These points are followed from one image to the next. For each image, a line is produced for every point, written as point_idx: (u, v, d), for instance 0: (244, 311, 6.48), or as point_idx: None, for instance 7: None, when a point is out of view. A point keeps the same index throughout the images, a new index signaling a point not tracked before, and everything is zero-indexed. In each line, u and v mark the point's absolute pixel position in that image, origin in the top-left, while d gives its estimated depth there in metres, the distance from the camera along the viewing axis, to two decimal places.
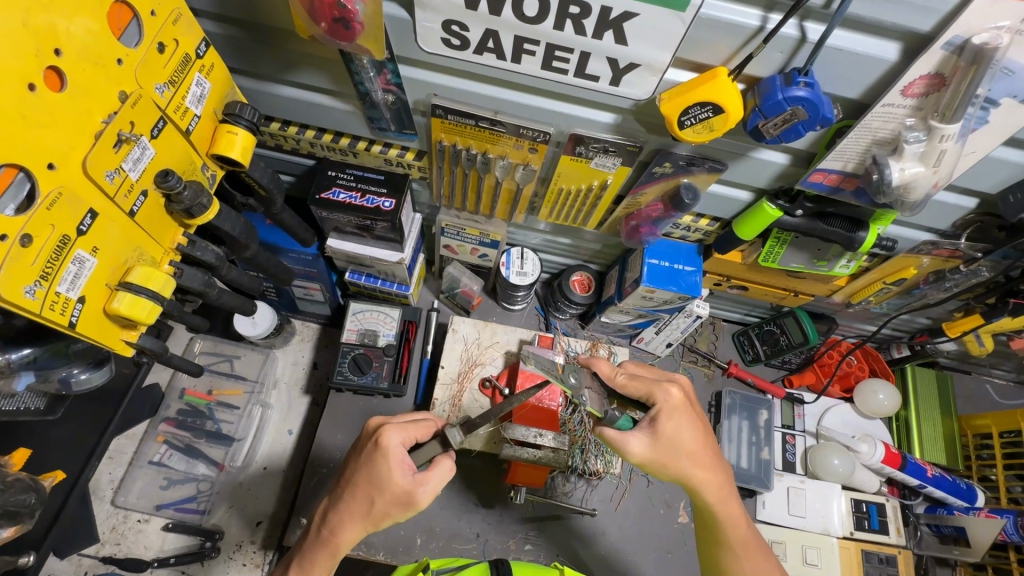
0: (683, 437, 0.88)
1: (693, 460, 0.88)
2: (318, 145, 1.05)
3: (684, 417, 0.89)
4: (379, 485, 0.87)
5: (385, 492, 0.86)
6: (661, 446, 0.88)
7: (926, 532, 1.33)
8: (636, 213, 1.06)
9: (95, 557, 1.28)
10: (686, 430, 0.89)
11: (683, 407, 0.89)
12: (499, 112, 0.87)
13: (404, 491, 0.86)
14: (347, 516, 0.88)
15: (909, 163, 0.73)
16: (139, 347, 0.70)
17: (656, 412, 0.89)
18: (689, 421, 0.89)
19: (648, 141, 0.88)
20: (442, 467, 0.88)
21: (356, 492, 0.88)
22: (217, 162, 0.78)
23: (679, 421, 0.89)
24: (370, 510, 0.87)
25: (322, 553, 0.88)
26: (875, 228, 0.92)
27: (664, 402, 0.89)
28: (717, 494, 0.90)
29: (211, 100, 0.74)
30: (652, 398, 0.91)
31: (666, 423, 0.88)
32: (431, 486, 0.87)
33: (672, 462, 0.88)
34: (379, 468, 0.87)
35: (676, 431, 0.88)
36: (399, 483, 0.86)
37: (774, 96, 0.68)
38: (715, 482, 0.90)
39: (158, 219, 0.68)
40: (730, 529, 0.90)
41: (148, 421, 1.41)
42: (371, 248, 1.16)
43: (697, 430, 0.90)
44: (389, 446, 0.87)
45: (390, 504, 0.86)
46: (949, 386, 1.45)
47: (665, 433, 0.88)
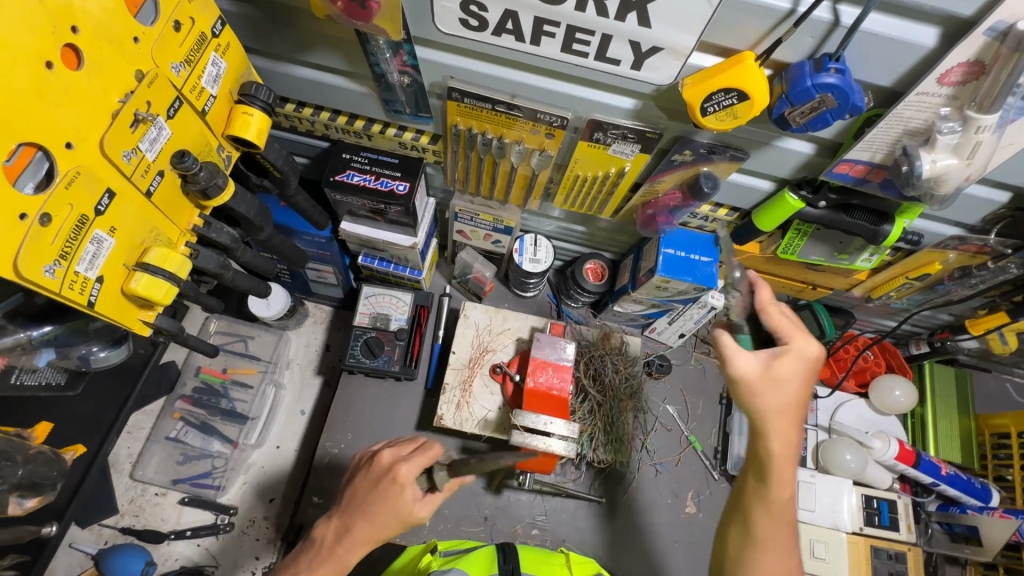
0: (788, 391, 0.79)
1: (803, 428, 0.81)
2: (333, 127, 1.04)
3: (807, 371, 0.80)
4: (396, 513, 0.88)
5: (396, 518, 0.89)
6: (765, 377, 0.79)
7: (937, 529, 1.32)
8: (653, 201, 1.04)
9: (115, 527, 1.32)
10: (797, 382, 0.80)
11: (795, 356, 0.80)
12: (517, 96, 0.85)
13: (410, 516, 0.89)
14: (358, 540, 0.89)
15: (940, 155, 0.70)
16: (156, 328, 0.70)
17: (784, 351, 0.80)
18: (808, 380, 0.80)
19: (669, 128, 0.85)
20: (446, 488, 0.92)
21: (365, 517, 0.89)
22: (233, 143, 0.77)
23: (797, 367, 0.79)
24: (376, 533, 0.89)
25: (328, 567, 0.88)
26: (900, 221, 0.89)
27: (796, 346, 0.80)
28: (778, 467, 0.81)
29: (227, 80, 0.73)
30: (789, 338, 0.81)
31: (773, 361, 0.80)
32: (431, 504, 0.91)
33: (768, 404, 0.79)
34: (393, 500, 0.89)
35: (793, 378, 0.79)
36: (411, 511, 0.89)
37: (803, 83, 0.66)
38: (788, 437, 0.80)
39: (174, 199, 0.68)
40: (765, 518, 0.82)
41: (165, 398, 1.44)
42: (385, 232, 1.15)
43: (797, 396, 0.80)
44: (404, 474, 0.89)
45: (395, 530, 0.90)
46: (968, 384, 1.42)
47: (780, 375, 0.79)
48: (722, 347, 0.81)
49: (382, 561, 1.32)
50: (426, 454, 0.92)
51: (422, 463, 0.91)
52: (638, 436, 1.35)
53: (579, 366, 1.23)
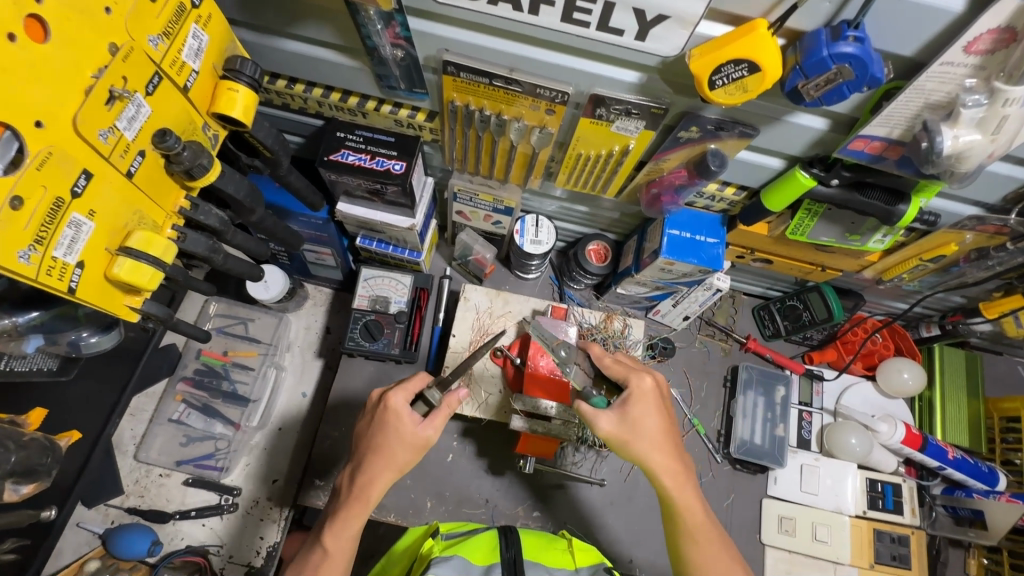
0: (649, 425, 0.90)
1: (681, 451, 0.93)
2: (326, 104, 1.00)
3: (652, 404, 0.91)
4: (396, 438, 0.89)
5: (403, 442, 0.89)
6: (627, 427, 0.90)
7: (941, 513, 1.31)
8: (658, 180, 1.00)
9: (121, 507, 1.33)
10: (652, 417, 0.91)
11: (647, 400, 0.91)
12: (515, 70, 0.81)
13: (415, 438, 0.90)
14: (379, 471, 0.89)
15: (963, 130, 0.66)
16: (144, 314, 0.68)
17: (629, 396, 0.92)
18: (657, 411, 0.91)
19: (675, 103, 0.81)
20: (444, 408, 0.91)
21: (378, 451, 0.90)
22: (219, 121, 0.74)
23: (646, 407, 0.91)
24: (392, 461, 0.89)
25: (355, 512, 0.89)
26: (917, 200, 0.85)
27: (636, 387, 0.92)
28: (675, 488, 0.91)
29: (210, 53, 0.69)
30: (627, 382, 0.94)
31: (629, 410, 0.91)
32: (437, 424, 0.91)
33: (639, 445, 0.90)
34: (392, 428, 0.90)
35: (643, 417, 0.91)
36: (416, 434, 0.89)
37: (819, 53, 0.62)
38: (671, 466, 0.91)
39: (158, 180, 0.66)
40: (690, 539, 0.90)
41: (167, 380, 1.44)
42: (383, 213, 1.13)
43: (657, 425, 0.91)
44: (395, 401, 0.90)
45: (409, 452, 0.90)
46: (978, 367, 1.40)
47: (636, 416, 0.91)
48: (583, 415, 0.91)
49: (385, 541, 1.33)
50: (413, 382, 0.94)
51: (410, 391, 0.92)
52: None
53: None
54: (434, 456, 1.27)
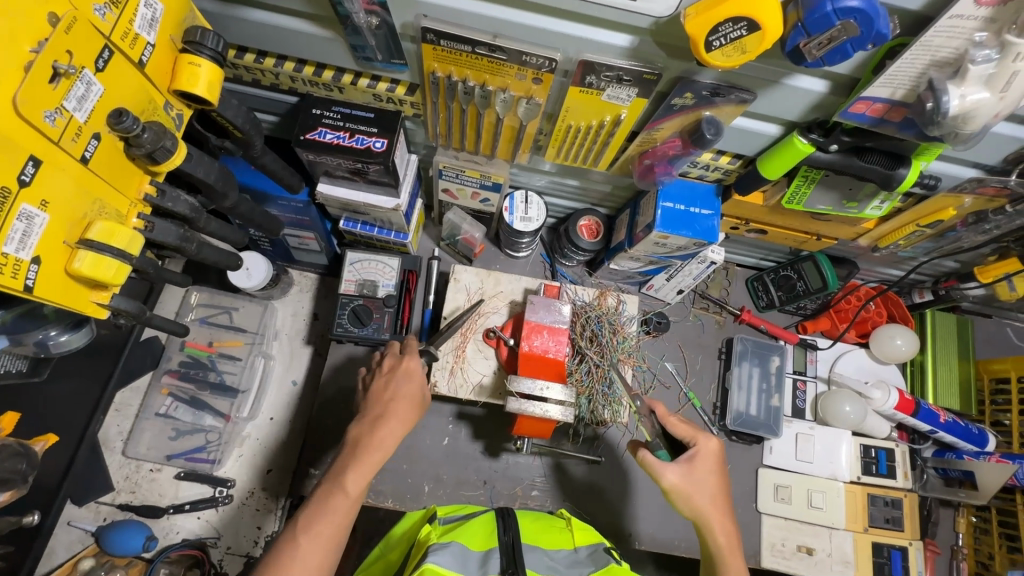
0: (709, 488, 0.90)
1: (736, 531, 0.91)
2: (299, 79, 0.94)
3: (715, 467, 0.92)
4: (410, 391, 0.96)
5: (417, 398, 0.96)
6: (691, 482, 0.90)
7: (932, 475, 1.31)
8: (651, 151, 0.97)
9: (112, 504, 1.31)
10: (714, 478, 0.91)
11: (712, 462, 0.92)
12: (499, 36, 0.76)
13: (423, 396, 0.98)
14: (398, 425, 0.93)
15: (971, 88, 0.63)
16: (114, 310, 0.64)
17: (694, 451, 0.92)
18: (719, 476, 0.92)
19: (668, 67, 0.77)
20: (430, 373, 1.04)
21: (397, 409, 0.94)
22: (182, 100, 0.69)
23: (710, 470, 0.91)
24: (408, 416, 0.94)
25: (373, 456, 0.89)
26: (917, 164, 0.83)
27: (703, 445, 0.92)
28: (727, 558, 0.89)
29: (167, 25, 0.64)
30: (693, 440, 0.93)
31: (694, 465, 0.90)
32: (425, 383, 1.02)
33: (700, 502, 0.89)
34: (411, 385, 0.96)
35: (705, 476, 0.91)
36: (422, 387, 0.98)
37: (823, 8, 0.58)
38: (727, 530, 0.90)
39: (118, 166, 0.61)
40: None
41: (152, 373, 1.40)
42: (366, 193, 1.08)
43: (718, 488, 0.91)
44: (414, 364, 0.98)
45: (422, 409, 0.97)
46: (969, 330, 1.40)
47: (698, 475, 0.90)
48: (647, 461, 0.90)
49: (385, 525, 1.33)
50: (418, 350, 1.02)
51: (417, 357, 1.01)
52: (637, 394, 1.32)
53: (575, 329, 1.20)
54: (430, 441, 1.25)
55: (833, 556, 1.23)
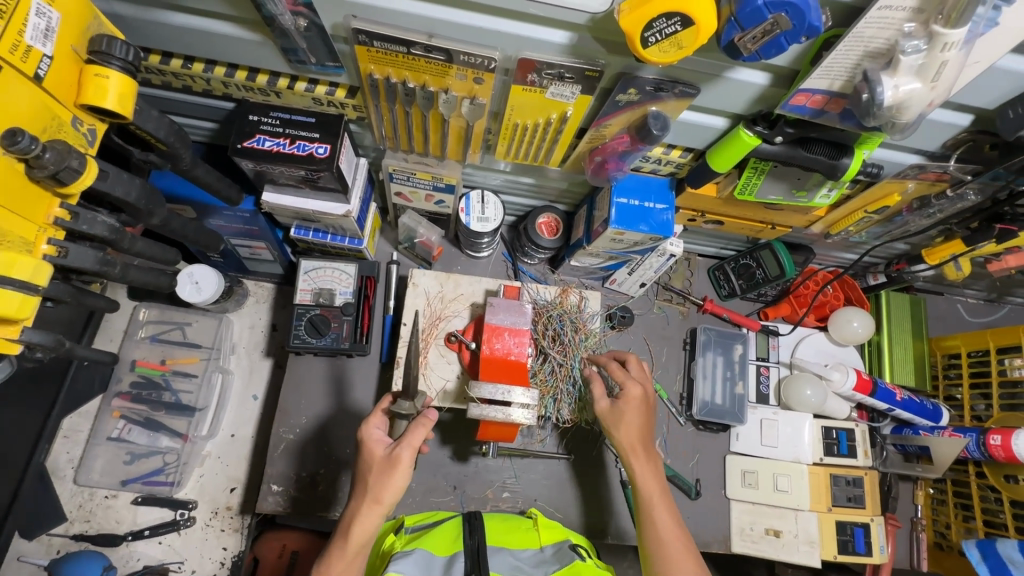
0: (631, 420, 1.03)
1: (631, 400, 1.04)
2: (232, 84, 0.90)
3: (635, 411, 1.04)
4: (366, 466, 0.90)
5: (375, 468, 0.89)
6: (615, 413, 1.04)
7: (891, 451, 1.35)
8: (601, 147, 0.95)
9: (66, 535, 1.25)
10: (637, 420, 1.04)
11: (631, 403, 1.04)
12: (434, 36, 0.74)
13: (386, 460, 0.88)
14: (360, 506, 0.87)
15: (903, 79, 0.63)
16: (28, 344, 0.60)
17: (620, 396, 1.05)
18: (638, 420, 1.04)
19: (610, 64, 0.75)
20: (416, 426, 0.90)
21: (358, 489, 0.89)
22: (94, 114, 0.64)
23: (625, 409, 1.04)
24: (366, 491, 0.87)
25: (337, 551, 0.85)
26: (860, 153, 0.83)
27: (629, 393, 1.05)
28: (630, 450, 1.03)
29: (67, 33, 0.59)
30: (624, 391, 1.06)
31: (623, 407, 1.04)
32: (410, 439, 0.88)
33: (621, 434, 1.03)
34: (364, 462, 0.90)
35: (626, 419, 1.03)
36: (388, 455, 0.88)
37: (753, 2, 0.57)
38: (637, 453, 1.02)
39: (20, 190, 0.56)
40: (648, 510, 1.00)
41: (101, 397, 1.33)
42: (313, 201, 1.04)
43: (639, 423, 1.04)
44: (365, 434, 0.92)
45: (381, 477, 0.87)
46: (922, 308, 1.44)
47: (620, 413, 1.04)
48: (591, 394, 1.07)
49: None
50: (378, 415, 0.96)
51: (378, 422, 0.95)
52: None
53: (537, 328, 1.18)
54: None
55: (799, 538, 1.25)
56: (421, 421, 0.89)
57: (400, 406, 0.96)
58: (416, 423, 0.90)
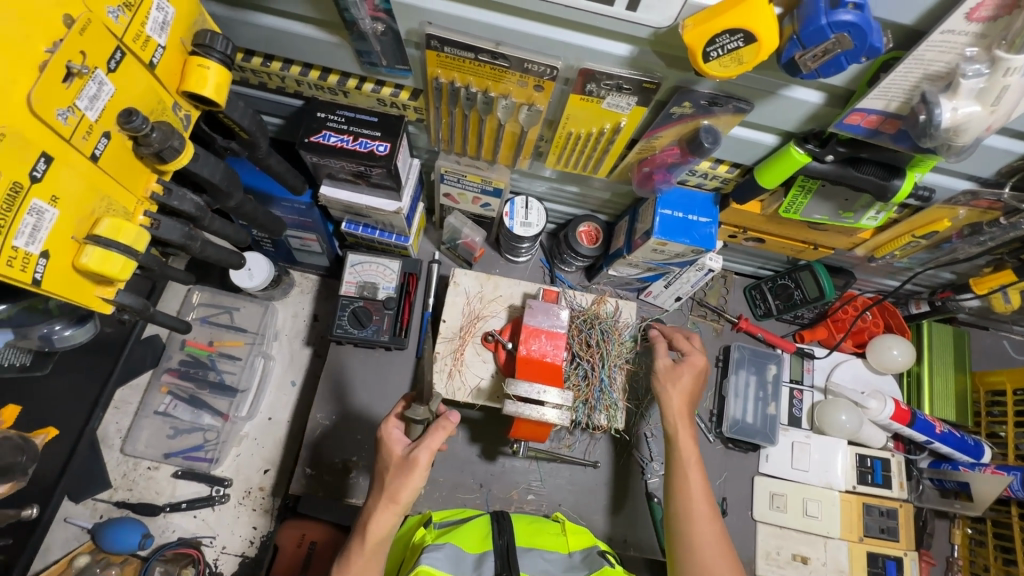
0: (685, 383, 1.06)
1: (690, 365, 1.07)
2: (305, 83, 0.96)
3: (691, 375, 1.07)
4: (384, 464, 0.91)
5: (392, 467, 0.89)
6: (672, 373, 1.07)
7: (927, 485, 1.32)
8: (650, 158, 0.98)
9: (109, 502, 1.31)
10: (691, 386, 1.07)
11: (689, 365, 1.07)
12: (502, 44, 0.78)
13: (404, 460, 0.89)
14: (378, 503, 0.87)
15: (962, 102, 0.65)
16: (119, 306, 0.66)
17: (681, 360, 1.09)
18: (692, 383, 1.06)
19: (667, 77, 0.78)
20: (435, 430, 0.89)
21: (376, 486, 0.90)
22: (190, 101, 0.70)
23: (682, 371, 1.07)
24: (383, 490, 0.88)
25: (356, 548, 0.87)
26: (911, 175, 0.84)
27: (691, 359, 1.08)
28: (675, 415, 1.03)
29: (177, 27, 0.65)
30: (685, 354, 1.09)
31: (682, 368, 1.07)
32: (428, 444, 0.89)
33: (674, 394, 1.05)
34: (383, 459, 0.91)
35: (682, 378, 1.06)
36: (407, 456, 0.88)
37: (818, 21, 0.59)
38: (681, 418, 1.03)
39: (127, 164, 0.62)
40: (682, 471, 0.99)
41: (152, 372, 1.40)
42: (367, 197, 1.09)
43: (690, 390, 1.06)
44: (384, 431, 0.93)
45: (398, 478, 0.88)
46: (966, 342, 1.41)
47: (679, 376, 1.06)
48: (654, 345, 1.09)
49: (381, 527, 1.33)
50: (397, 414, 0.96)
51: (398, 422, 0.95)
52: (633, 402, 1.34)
53: (570, 333, 1.20)
54: None
55: (828, 565, 1.23)
56: (441, 425, 0.89)
57: (415, 411, 0.94)
58: (433, 429, 0.89)
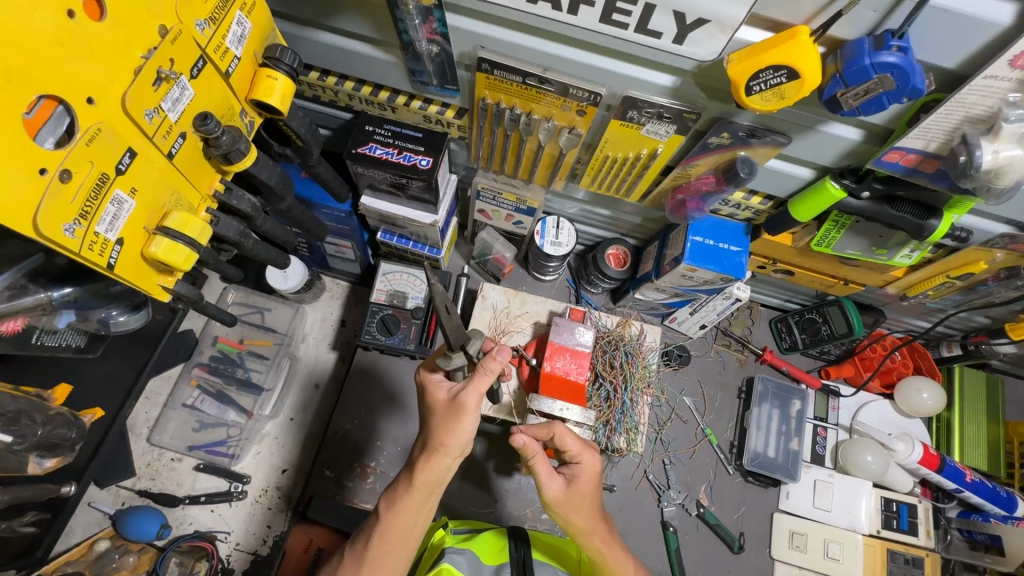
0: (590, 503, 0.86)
1: (587, 475, 0.87)
2: (357, 98, 1.01)
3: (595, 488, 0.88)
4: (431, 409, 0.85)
5: (440, 412, 0.83)
6: (572, 493, 0.85)
7: (956, 536, 1.28)
8: (684, 185, 1.00)
9: (131, 489, 1.34)
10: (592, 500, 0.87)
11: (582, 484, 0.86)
12: (549, 69, 0.82)
13: (453, 405, 0.82)
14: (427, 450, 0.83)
15: (1003, 145, 0.66)
16: (175, 294, 0.69)
17: (576, 471, 0.87)
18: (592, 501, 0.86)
19: (707, 108, 0.81)
20: (481, 372, 0.80)
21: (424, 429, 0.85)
22: (256, 108, 0.75)
23: (578, 494, 0.85)
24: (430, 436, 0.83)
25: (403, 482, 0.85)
26: (948, 216, 0.84)
27: (586, 464, 0.87)
28: (584, 534, 0.85)
29: (252, 41, 0.70)
30: (579, 458, 0.88)
31: (578, 485, 0.86)
32: (476, 387, 0.81)
33: (580, 520, 0.85)
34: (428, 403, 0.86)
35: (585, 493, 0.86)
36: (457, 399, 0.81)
37: (861, 62, 0.61)
38: (605, 538, 0.86)
39: (196, 163, 0.67)
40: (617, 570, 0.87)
41: (183, 365, 1.45)
42: (405, 208, 1.13)
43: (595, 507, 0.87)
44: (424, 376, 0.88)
45: (446, 423, 0.82)
46: (999, 390, 1.37)
47: (581, 493, 0.85)
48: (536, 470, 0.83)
49: None
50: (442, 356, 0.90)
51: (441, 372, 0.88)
52: (652, 427, 1.33)
53: (595, 354, 1.22)
54: None
55: None
56: (488, 368, 0.80)
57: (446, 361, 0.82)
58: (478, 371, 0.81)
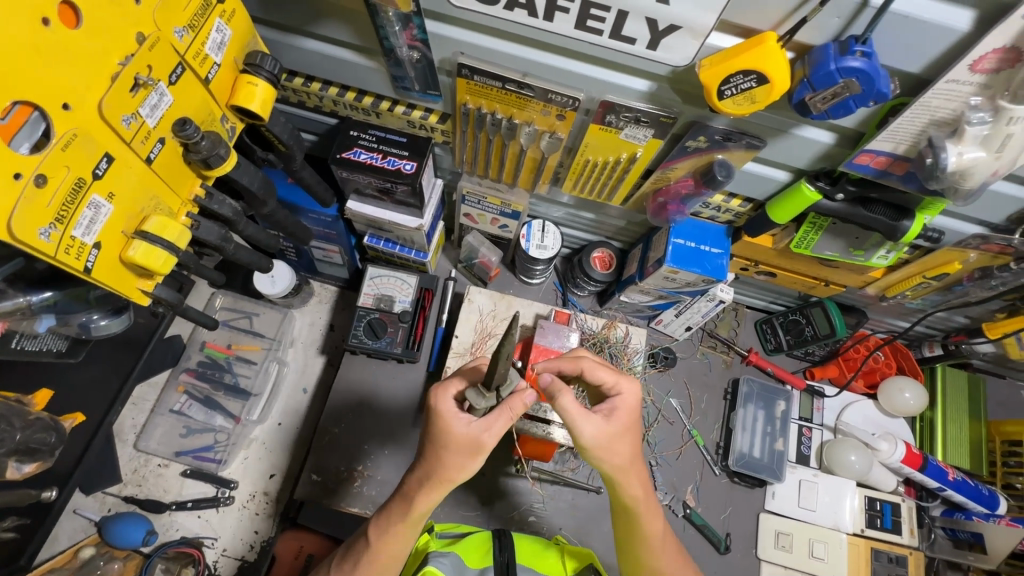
0: (626, 446, 0.78)
1: (625, 408, 0.79)
2: (341, 103, 1.02)
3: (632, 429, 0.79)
4: (440, 441, 0.76)
5: (450, 446, 0.76)
6: (610, 431, 0.76)
7: (940, 535, 1.29)
8: (665, 188, 1.01)
9: (117, 496, 1.33)
10: (630, 436, 0.79)
11: (624, 423, 0.78)
12: (528, 75, 0.83)
13: (468, 443, 0.75)
14: (427, 480, 0.78)
15: (968, 147, 0.68)
16: (155, 298, 0.70)
17: (611, 407, 0.78)
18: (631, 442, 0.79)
19: (683, 112, 0.82)
20: (503, 411, 0.76)
21: (427, 457, 0.78)
22: (237, 114, 0.76)
23: (616, 434, 0.77)
24: (435, 471, 0.77)
25: (397, 513, 0.81)
26: (921, 217, 0.86)
27: (625, 394, 0.81)
28: (621, 473, 0.78)
29: (232, 47, 0.71)
30: (617, 387, 0.82)
31: (616, 421, 0.77)
32: (497, 431, 0.75)
33: (618, 458, 0.77)
34: (434, 430, 0.77)
35: (624, 435, 0.78)
36: (473, 437, 0.75)
37: (827, 66, 0.63)
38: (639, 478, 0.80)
39: (176, 168, 0.67)
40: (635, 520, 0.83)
41: (170, 370, 1.44)
42: (391, 212, 1.14)
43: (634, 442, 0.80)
44: (441, 404, 0.76)
45: (457, 461, 0.76)
46: (981, 390, 1.39)
47: (619, 428, 0.77)
48: (566, 410, 0.74)
49: None
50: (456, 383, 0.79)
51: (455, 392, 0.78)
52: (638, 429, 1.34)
53: None
54: None
55: None
56: (511, 407, 0.76)
57: (477, 399, 0.75)
58: (503, 413, 0.75)
